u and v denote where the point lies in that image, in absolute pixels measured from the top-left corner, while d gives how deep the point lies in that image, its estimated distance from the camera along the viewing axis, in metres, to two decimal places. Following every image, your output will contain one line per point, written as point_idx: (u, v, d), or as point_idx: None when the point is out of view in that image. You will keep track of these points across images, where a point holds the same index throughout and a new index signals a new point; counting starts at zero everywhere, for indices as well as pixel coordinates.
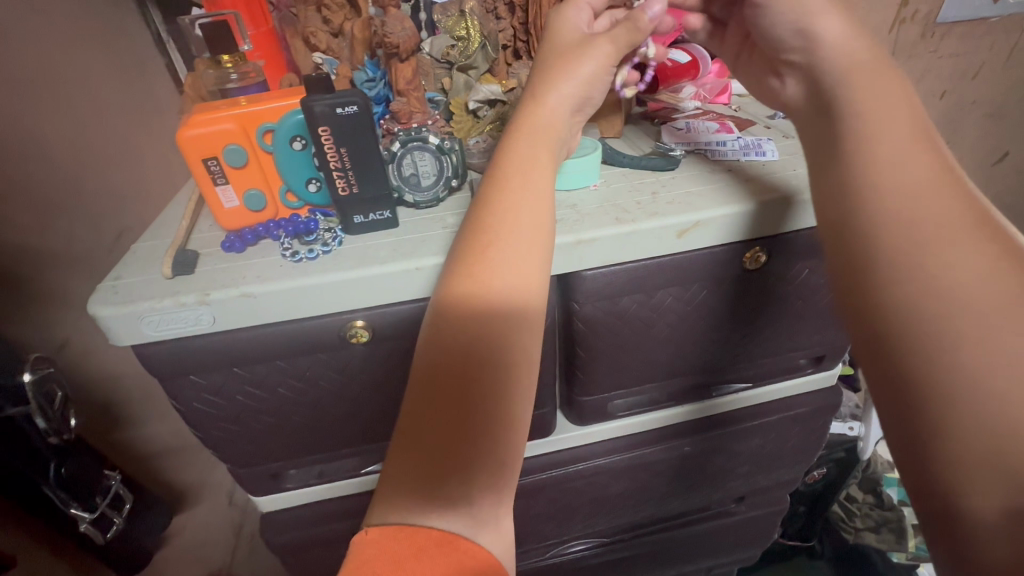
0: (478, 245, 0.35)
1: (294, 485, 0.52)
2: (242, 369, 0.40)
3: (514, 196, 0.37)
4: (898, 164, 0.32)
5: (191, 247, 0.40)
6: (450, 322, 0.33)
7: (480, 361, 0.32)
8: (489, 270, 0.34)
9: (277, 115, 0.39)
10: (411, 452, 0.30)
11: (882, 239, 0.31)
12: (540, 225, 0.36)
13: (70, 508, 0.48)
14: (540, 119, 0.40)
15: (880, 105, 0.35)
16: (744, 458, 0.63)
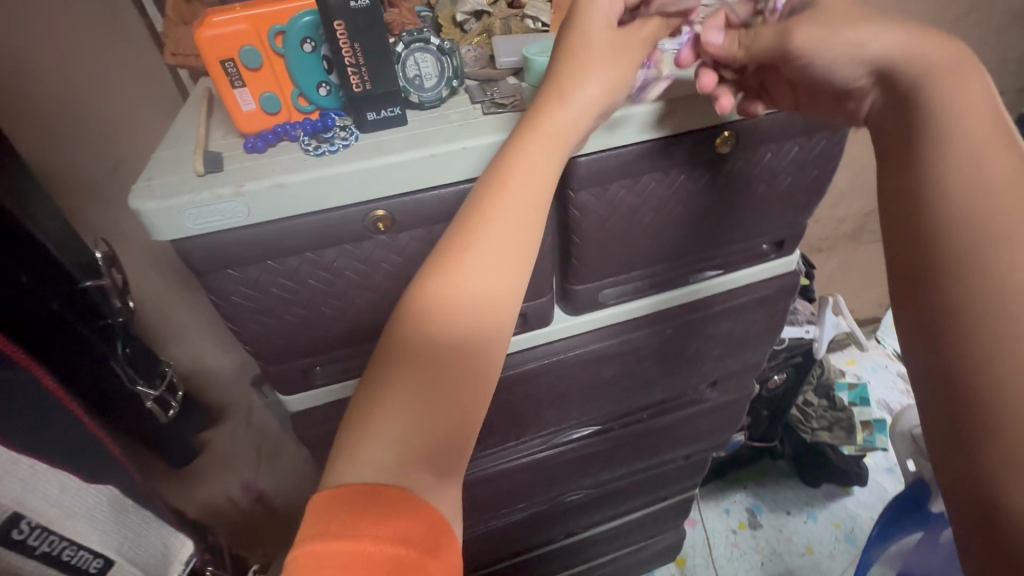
0: (462, 237, 0.37)
1: (322, 382, 0.57)
2: (275, 262, 0.44)
3: (503, 206, 0.38)
4: (981, 179, 0.32)
5: (215, 151, 0.43)
6: (445, 313, 0.35)
7: (456, 355, 0.35)
8: (467, 269, 0.36)
9: (288, 17, 0.41)
10: (369, 439, 0.31)
11: (952, 240, 0.31)
12: (519, 228, 0.38)
13: (138, 385, 0.61)
14: (551, 121, 0.40)
15: (971, 108, 0.33)
16: (717, 341, 0.72)
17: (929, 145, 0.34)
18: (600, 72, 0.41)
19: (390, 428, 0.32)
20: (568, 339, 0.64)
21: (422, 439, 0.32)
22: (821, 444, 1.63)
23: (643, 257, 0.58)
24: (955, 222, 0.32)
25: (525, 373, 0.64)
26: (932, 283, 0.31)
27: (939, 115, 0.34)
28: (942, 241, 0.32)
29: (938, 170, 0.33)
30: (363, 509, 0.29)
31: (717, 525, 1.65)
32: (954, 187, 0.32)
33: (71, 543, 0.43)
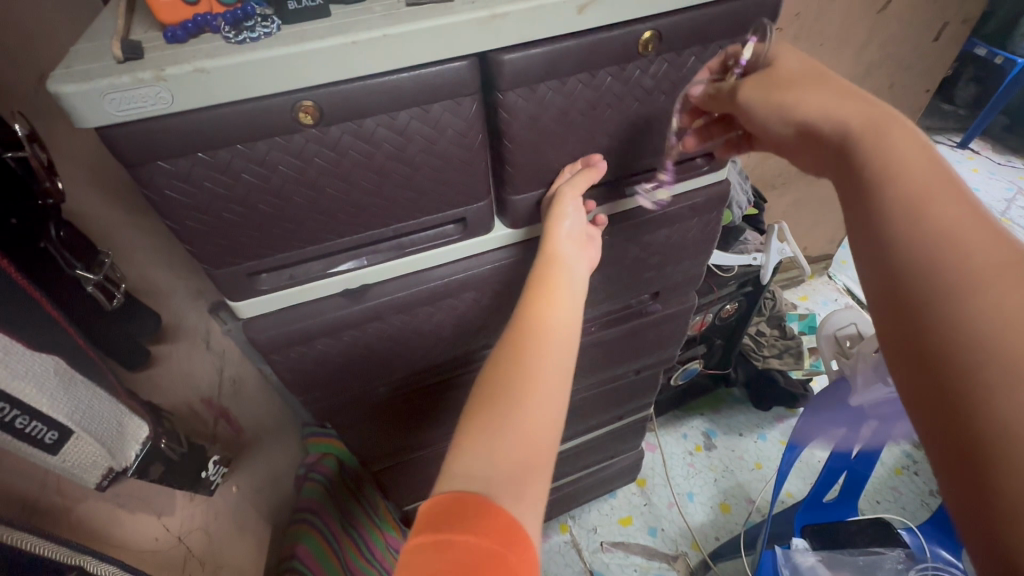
0: (518, 326, 0.54)
1: (268, 288, 0.58)
2: (206, 155, 0.45)
3: (545, 301, 0.55)
4: (932, 206, 0.40)
5: (135, 40, 0.43)
6: (523, 375, 0.50)
7: (538, 403, 0.49)
8: (531, 350, 0.52)
9: None
10: (472, 458, 0.45)
11: (910, 266, 0.39)
12: (556, 319, 0.54)
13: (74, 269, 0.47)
14: (551, 247, 0.59)
15: (908, 159, 0.43)
16: (655, 248, 0.76)
17: (880, 185, 0.43)
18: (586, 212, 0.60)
19: (482, 451, 0.45)
20: (511, 247, 0.68)
21: (517, 466, 0.45)
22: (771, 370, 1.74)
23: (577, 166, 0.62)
24: (899, 249, 0.40)
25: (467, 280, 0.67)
26: (891, 292, 0.40)
27: (870, 163, 0.44)
28: (892, 253, 0.41)
29: (874, 203, 0.43)
30: (455, 512, 0.41)
31: (675, 448, 1.77)
32: (908, 217, 0.41)
33: (22, 411, 0.37)
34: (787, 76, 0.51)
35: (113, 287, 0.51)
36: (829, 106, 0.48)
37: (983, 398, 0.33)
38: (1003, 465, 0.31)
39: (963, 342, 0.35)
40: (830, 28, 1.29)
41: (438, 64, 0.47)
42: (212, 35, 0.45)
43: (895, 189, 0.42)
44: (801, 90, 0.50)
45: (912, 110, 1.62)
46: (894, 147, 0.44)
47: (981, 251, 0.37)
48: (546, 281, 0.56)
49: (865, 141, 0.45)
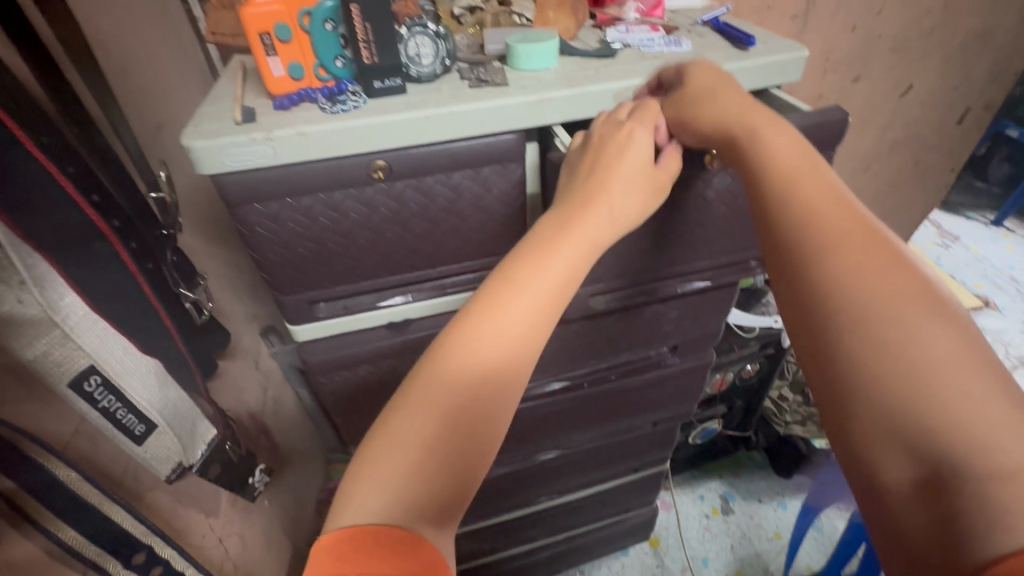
0: (486, 303, 0.46)
1: (324, 315, 0.66)
2: (293, 200, 0.54)
3: (527, 279, 0.47)
4: (846, 245, 0.41)
5: (250, 107, 0.53)
6: (471, 367, 0.44)
7: (471, 391, 0.44)
8: (483, 329, 0.45)
9: (314, 1, 0.51)
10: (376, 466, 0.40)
11: (831, 325, 0.40)
12: (527, 298, 0.46)
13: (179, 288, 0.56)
14: (567, 225, 0.50)
15: (806, 181, 0.46)
16: (675, 304, 0.81)
17: (784, 214, 0.45)
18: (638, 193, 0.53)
19: (392, 462, 0.40)
20: None
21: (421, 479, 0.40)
22: (792, 436, 1.71)
23: (634, 264, 0.71)
24: (817, 279, 0.42)
25: None
26: (810, 320, 0.42)
27: (790, 195, 0.46)
28: (816, 291, 0.41)
29: (802, 244, 0.43)
30: (347, 548, 0.36)
31: (690, 509, 1.73)
32: (820, 254, 0.42)
33: (124, 404, 0.44)
34: (753, 122, 0.50)
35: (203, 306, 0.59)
36: (791, 148, 0.48)
37: (866, 394, 0.37)
38: (879, 447, 0.36)
39: (836, 344, 0.39)
40: (853, 109, 1.36)
41: (492, 136, 0.56)
42: (310, 105, 0.55)
43: (802, 218, 0.44)
44: (763, 133, 0.49)
45: (937, 187, 1.66)
46: (787, 172, 0.47)
47: (851, 258, 0.41)
48: (529, 261, 0.48)
49: (780, 171, 0.47)
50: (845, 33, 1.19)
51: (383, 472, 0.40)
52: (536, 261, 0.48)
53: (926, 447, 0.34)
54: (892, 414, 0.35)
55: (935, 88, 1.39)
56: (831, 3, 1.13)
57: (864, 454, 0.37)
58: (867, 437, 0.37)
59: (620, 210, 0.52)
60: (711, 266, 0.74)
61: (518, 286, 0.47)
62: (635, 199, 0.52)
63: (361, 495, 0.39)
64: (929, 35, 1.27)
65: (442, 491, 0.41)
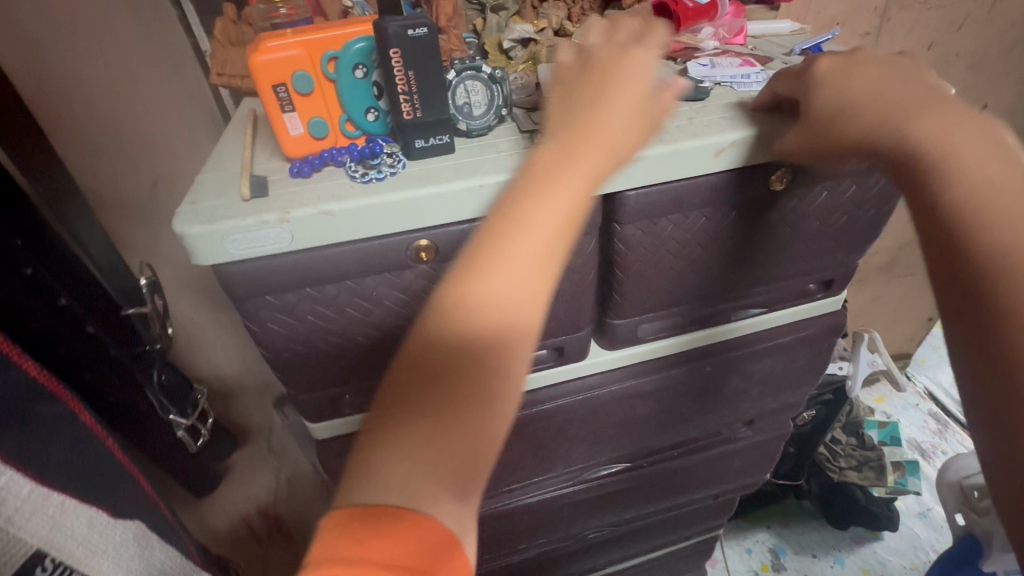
0: (491, 249, 0.36)
1: (351, 411, 0.55)
2: (314, 289, 0.43)
3: (526, 226, 0.37)
4: (1002, 225, 0.35)
5: (261, 176, 0.42)
6: (421, 347, 0.35)
7: (459, 361, 0.35)
8: (501, 283, 0.36)
9: (341, 43, 0.41)
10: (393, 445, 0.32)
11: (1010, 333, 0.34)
12: (546, 239, 0.37)
13: (171, 415, 0.58)
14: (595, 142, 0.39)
15: (974, 148, 0.37)
16: (756, 378, 0.69)
17: (941, 190, 0.38)
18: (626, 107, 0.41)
19: (406, 446, 0.32)
20: (607, 374, 0.63)
21: (431, 463, 0.32)
22: (849, 484, 1.51)
23: (688, 293, 0.56)
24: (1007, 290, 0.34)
25: (555, 408, 0.63)
26: (962, 300, 0.37)
27: (940, 172, 0.38)
28: (977, 275, 0.36)
29: (949, 222, 0.37)
30: (372, 531, 0.29)
31: (739, 565, 1.55)
32: (976, 230, 0.36)
33: None
34: (896, 103, 0.41)
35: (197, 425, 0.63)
36: (953, 118, 0.39)
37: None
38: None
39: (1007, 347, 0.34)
40: None
41: None
42: (336, 169, 0.44)
43: (965, 190, 0.37)
44: (922, 110, 0.40)
45: None
46: (949, 144, 0.38)
47: None
48: (542, 188, 0.38)
49: (937, 145, 0.38)
50: (921, 51, 1.06)
51: (405, 438, 0.32)
52: (550, 188, 0.38)
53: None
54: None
55: (1014, 107, 1.24)
56: (907, 18, 1.00)
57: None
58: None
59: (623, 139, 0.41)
60: (775, 291, 0.60)
61: (532, 226, 0.37)
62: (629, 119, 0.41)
63: (380, 481, 0.31)
64: (1013, 50, 1.13)
65: (457, 462, 0.33)
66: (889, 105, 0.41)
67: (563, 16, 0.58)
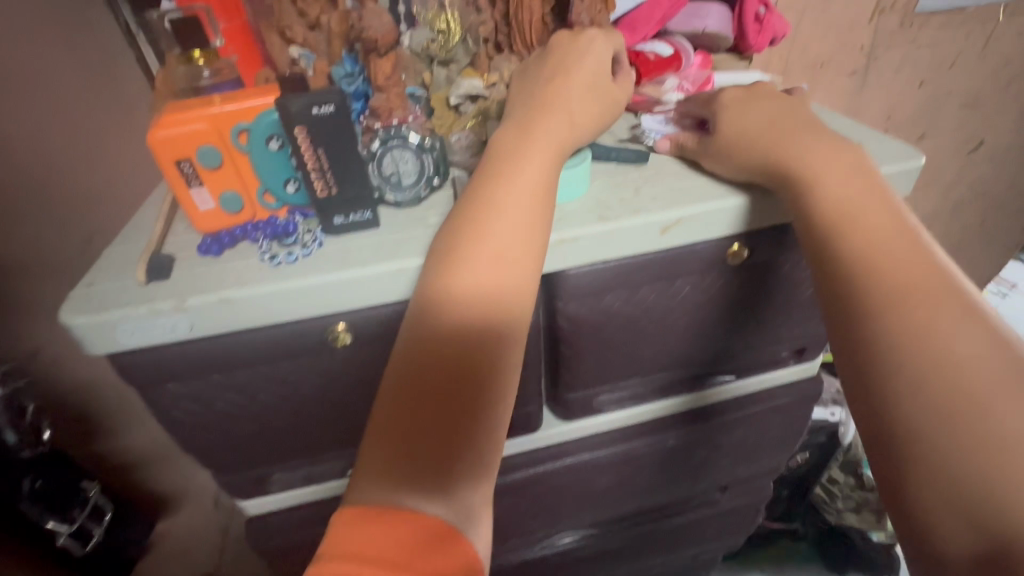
0: (475, 225, 0.37)
1: (278, 489, 0.51)
2: (222, 375, 0.40)
3: (507, 202, 0.38)
4: (902, 307, 0.33)
5: (166, 253, 0.39)
6: (406, 342, 0.34)
7: (454, 337, 0.34)
8: (484, 272, 0.36)
9: (252, 115, 0.38)
10: (385, 443, 0.32)
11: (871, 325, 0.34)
12: (528, 227, 0.37)
13: (47, 521, 0.55)
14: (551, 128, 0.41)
15: (880, 223, 0.37)
16: (727, 448, 0.65)
17: (810, 183, 0.39)
18: (581, 107, 0.43)
19: (399, 447, 0.31)
20: (562, 445, 0.59)
21: (430, 445, 0.32)
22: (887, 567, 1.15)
23: (647, 365, 0.52)
24: (870, 286, 0.35)
25: (509, 481, 0.58)
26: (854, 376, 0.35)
27: (850, 239, 0.37)
28: (860, 349, 0.34)
29: (855, 301, 0.35)
30: (380, 527, 0.29)
31: None
32: (870, 315, 0.34)
33: None
34: (803, 149, 0.41)
35: (90, 524, 0.60)
36: (862, 185, 0.39)
37: (915, 454, 0.30)
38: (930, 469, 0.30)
39: (871, 338, 0.34)
40: None
41: None
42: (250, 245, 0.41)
43: (866, 263, 0.36)
44: (826, 161, 0.40)
45: None
46: (862, 219, 0.37)
47: (886, 250, 0.36)
48: (516, 179, 0.38)
49: (838, 210, 0.38)
50: None
51: (390, 432, 0.32)
52: (525, 182, 0.38)
53: (994, 509, 0.27)
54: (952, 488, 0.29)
55: None
56: None
57: (912, 515, 0.31)
58: (918, 492, 0.30)
59: (577, 135, 0.42)
60: (746, 361, 0.56)
61: (510, 217, 0.37)
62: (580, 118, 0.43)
63: (385, 480, 0.31)
64: None
65: (457, 438, 0.32)
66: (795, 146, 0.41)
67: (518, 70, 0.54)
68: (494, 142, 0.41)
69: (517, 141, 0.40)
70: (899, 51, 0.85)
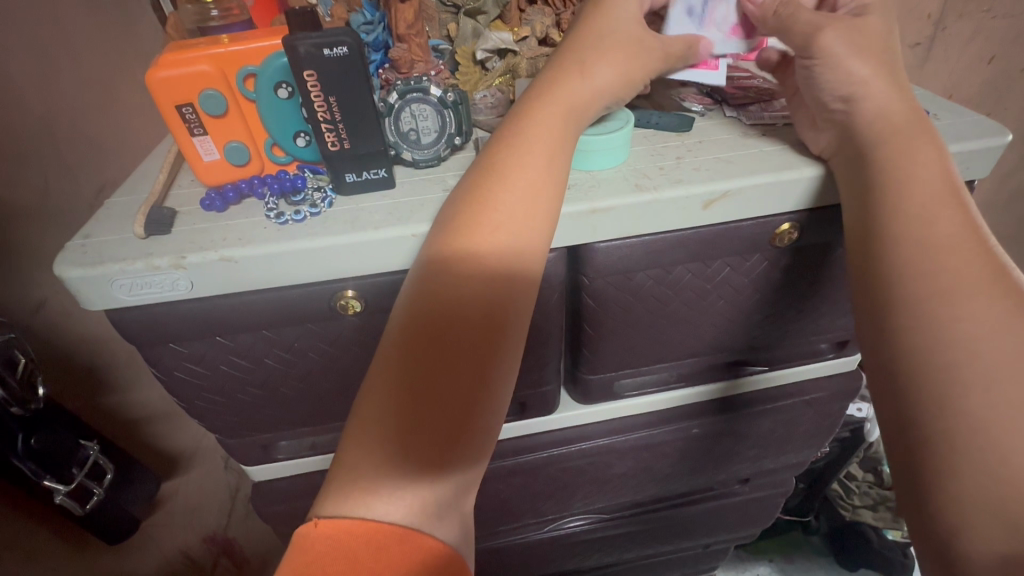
0: (485, 192, 0.34)
1: (285, 456, 0.50)
2: (225, 339, 0.37)
3: (516, 169, 0.34)
4: (963, 296, 0.29)
5: (168, 207, 0.37)
6: (410, 301, 0.32)
7: (453, 312, 0.31)
8: (486, 233, 0.33)
9: (259, 58, 0.34)
10: (376, 423, 0.28)
11: (906, 312, 0.31)
12: (538, 187, 0.34)
13: (44, 480, 0.46)
14: (573, 91, 0.37)
15: (940, 207, 0.33)
16: (753, 441, 0.61)
17: (874, 160, 0.35)
18: (613, 54, 0.38)
19: (381, 415, 0.29)
20: (579, 429, 0.56)
21: (417, 424, 0.28)
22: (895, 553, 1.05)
23: (676, 350, 0.49)
24: (907, 270, 0.31)
25: (522, 463, 0.56)
26: (881, 365, 0.31)
27: (896, 218, 0.33)
28: (895, 337, 0.31)
29: (903, 287, 0.31)
30: (365, 549, 0.26)
31: None
32: (921, 305, 0.30)
33: None
34: (882, 127, 0.36)
35: (91, 485, 0.51)
36: (936, 165, 0.34)
37: (947, 455, 0.27)
38: (957, 474, 0.26)
39: (903, 327, 0.30)
40: None
41: None
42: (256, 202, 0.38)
43: (918, 251, 0.32)
44: (904, 141, 0.35)
45: None
46: (917, 199, 0.33)
47: (938, 230, 0.32)
48: (527, 138, 0.35)
49: (905, 196, 0.33)
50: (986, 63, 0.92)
51: (376, 406, 0.29)
52: (535, 141, 0.35)
53: None
54: (992, 490, 0.25)
55: None
56: None
57: (932, 520, 0.27)
58: (944, 495, 0.27)
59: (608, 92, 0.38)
60: (783, 351, 0.52)
61: (519, 176, 0.34)
62: (610, 63, 0.37)
63: (354, 466, 0.28)
64: None
65: (444, 421, 0.29)
66: (876, 124, 0.37)
67: (551, 23, 0.50)
68: (518, 104, 0.37)
69: (539, 104, 0.37)
70: (971, 21, 0.77)
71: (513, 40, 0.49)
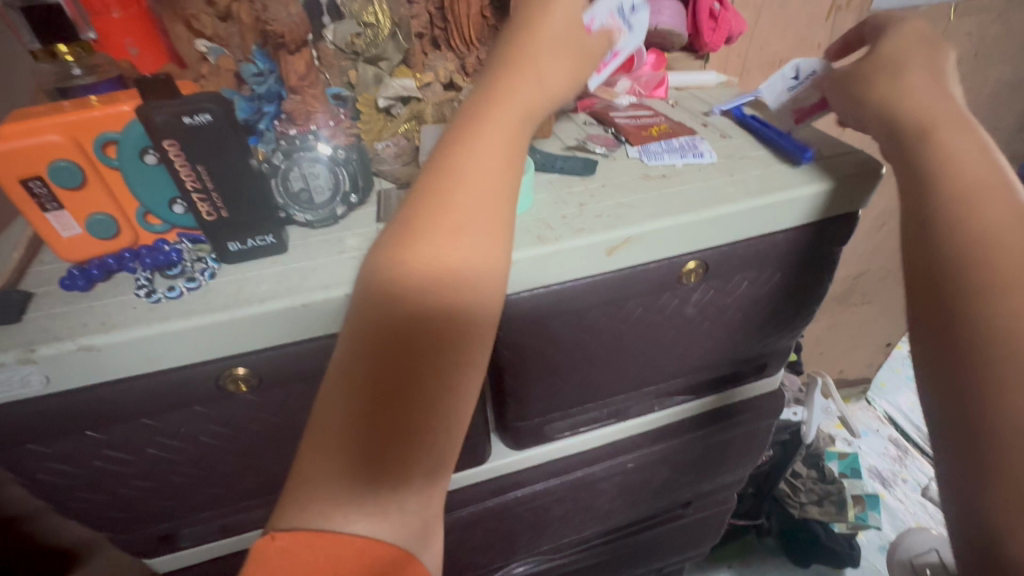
0: (436, 200, 0.30)
1: (190, 544, 0.45)
2: (97, 433, 0.33)
3: (469, 174, 0.31)
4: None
5: (22, 290, 0.33)
6: (357, 328, 0.28)
7: (400, 340, 0.27)
8: (435, 248, 0.29)
9: (120, 124, 0.32)
10: (327, 457, 0.26)
11: (952, 298, 0.30)
12: (493, 194, 0.31)
13: None
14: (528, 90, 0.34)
15: (987, 188, 0.32)
16: (689, 466, 0.62)
17: (914, 147, 0.35)
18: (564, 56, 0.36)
19: (323, 451, 0.26)
20: (517, 475, 0.55)
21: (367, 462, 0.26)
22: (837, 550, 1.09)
23: (601, 391, 0.48)
24: (952, 258, 0.31)
25: (458, 517, 0.54)
26: (924, 352, 0.31)
27: (943, 202, 0.32)
28: (941, 325, 0.30)
29: (950, 271, 0.31)
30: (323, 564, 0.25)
31: None
32: (973, 288, 0.29)
33: None
34: (922, 112, 0.35)
35: None
36: (976, 145, 0.33)
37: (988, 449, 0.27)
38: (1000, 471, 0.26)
39: (950, 315, 0.30)
40: None
41: None
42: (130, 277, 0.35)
43: (966, 234, 0.31)
44: (938, 122, 0.35)
45: None
46: (965, 179, 0.32)
47: (989, 211, 0.31)
48: (480, 137, 0.32)
49: (946, 177, 0.33)
50: None
51: (324, 442, 0.26)
52: (489, 141, 0.32)
53: None
54: None
55: None
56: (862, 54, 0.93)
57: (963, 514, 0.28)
58: (981, 500, 0.27)
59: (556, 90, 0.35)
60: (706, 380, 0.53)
61: (472, 181, 0.31)
62: (564, 66, 0.36)
63: (309, 487, 0.26)
64: None
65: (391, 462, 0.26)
66: (897, 109, 0.36)
67: (454, 68, 0.49)
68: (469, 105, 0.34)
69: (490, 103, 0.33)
70: None
71: (416, 87, 0.48)
